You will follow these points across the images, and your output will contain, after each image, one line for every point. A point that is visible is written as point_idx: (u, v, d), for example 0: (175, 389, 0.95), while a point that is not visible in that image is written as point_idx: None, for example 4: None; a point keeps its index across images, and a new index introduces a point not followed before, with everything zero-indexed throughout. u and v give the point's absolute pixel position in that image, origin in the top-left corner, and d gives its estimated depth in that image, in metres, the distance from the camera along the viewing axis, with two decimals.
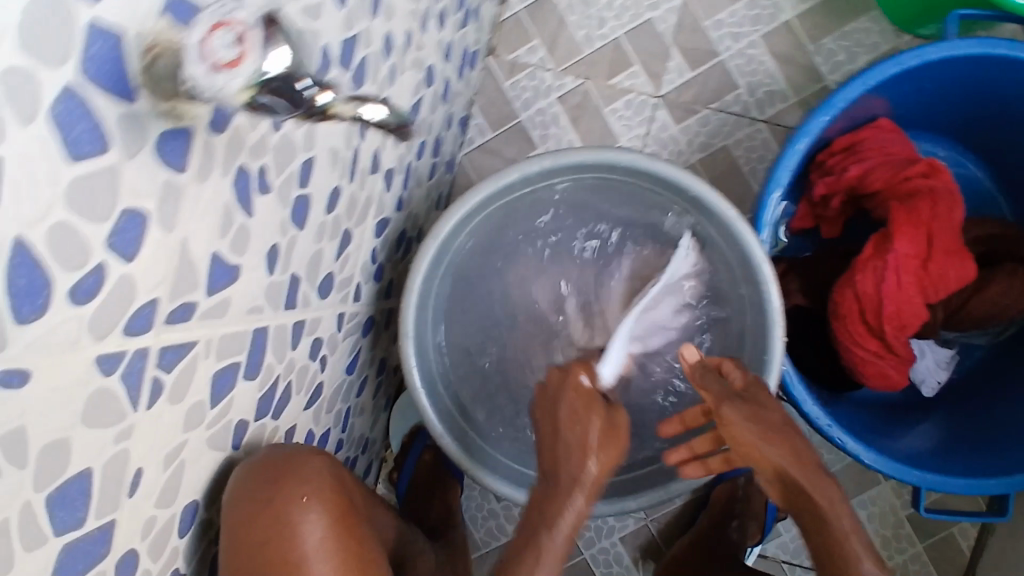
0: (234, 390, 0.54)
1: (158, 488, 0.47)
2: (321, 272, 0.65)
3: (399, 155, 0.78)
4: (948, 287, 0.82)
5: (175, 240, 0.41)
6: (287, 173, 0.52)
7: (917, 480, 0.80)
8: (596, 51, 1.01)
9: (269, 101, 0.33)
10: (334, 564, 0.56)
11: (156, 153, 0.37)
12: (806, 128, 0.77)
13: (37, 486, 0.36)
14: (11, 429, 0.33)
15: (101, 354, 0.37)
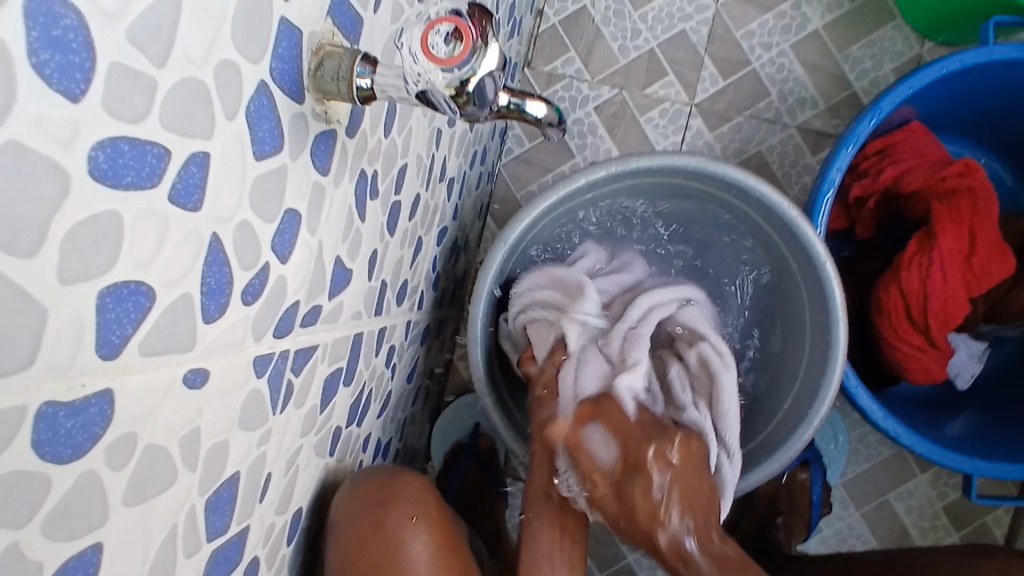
0: (336, 397, 0.54)
1: (279, 494, 0.47)
2: (400, 278, 0.65)
3: (458, 163, 0.78)
4: (990, 282, 0.85)
5: (315, 242, 0.41)
6: (388, 177, 0.53)
7: (968, 468, 0.81)
8: (631, 62, 1.03)
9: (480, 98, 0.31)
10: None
11: (311, 155, 0.38)
12: (856, 131, 0.81)
13: (201, 490, 0.35)
14: (190, 429, 0.33)
15: (257, 353, 0.37)
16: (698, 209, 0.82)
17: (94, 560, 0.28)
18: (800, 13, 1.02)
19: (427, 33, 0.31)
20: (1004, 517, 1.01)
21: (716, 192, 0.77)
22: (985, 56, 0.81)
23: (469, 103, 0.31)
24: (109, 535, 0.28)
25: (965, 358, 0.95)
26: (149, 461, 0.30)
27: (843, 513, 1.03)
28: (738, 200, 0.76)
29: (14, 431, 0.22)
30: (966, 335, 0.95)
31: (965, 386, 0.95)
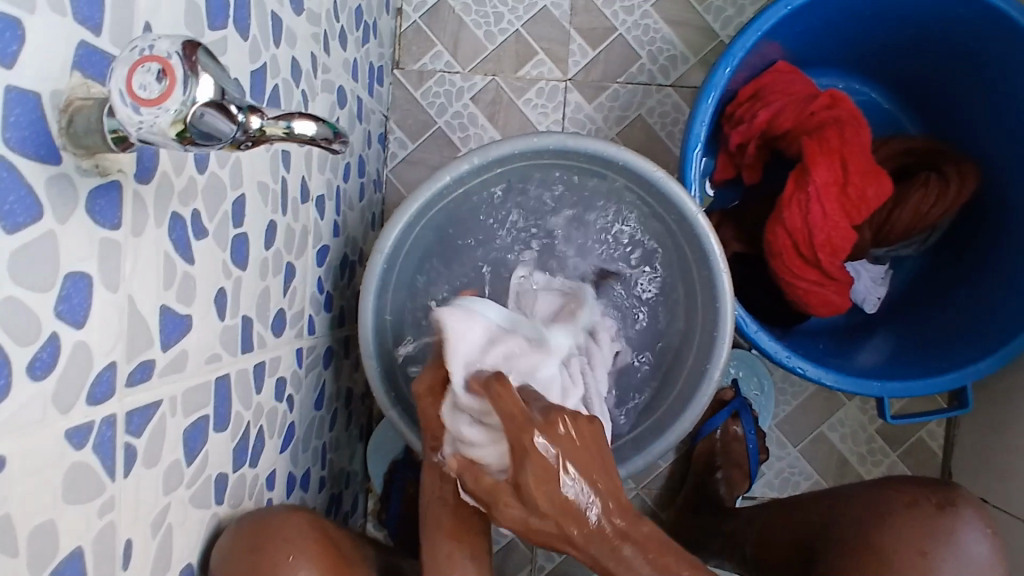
0: (208, 445, 0.52)
1: (151, 557, 0.45)
2: (272, 309, 0.64)
3: (326, 179, 0.77)
4: (870, 207, 0.86)
5: (122, 298, 0.40)
6: (218, 214, 0.51)
7: (878, 391, 0.83)
8: (499, 47, 1.02)
9: (208, 129, 0.30)
10: None
11: (87, 211, 0.36)
12: (713, 81, 0.82)
13: (30, 575, 0.34)
14: None
15: (71, 426, 0.36)
16: (579, 193, 0.82)
17: None
18: None
19: (132, 73, 0.29)
20: (937, 430, 1.05)
21: (588, 167, 0.77)
22: None
23: (193, 140, 0.30)
24: None
25: (869, 283, 0.98)
26: None
27: (782, 453, 1.06)
28: (607, 172, 0.77)
29: None
30: (864, 261, 0.98)
31: (872, 310, 1.00)
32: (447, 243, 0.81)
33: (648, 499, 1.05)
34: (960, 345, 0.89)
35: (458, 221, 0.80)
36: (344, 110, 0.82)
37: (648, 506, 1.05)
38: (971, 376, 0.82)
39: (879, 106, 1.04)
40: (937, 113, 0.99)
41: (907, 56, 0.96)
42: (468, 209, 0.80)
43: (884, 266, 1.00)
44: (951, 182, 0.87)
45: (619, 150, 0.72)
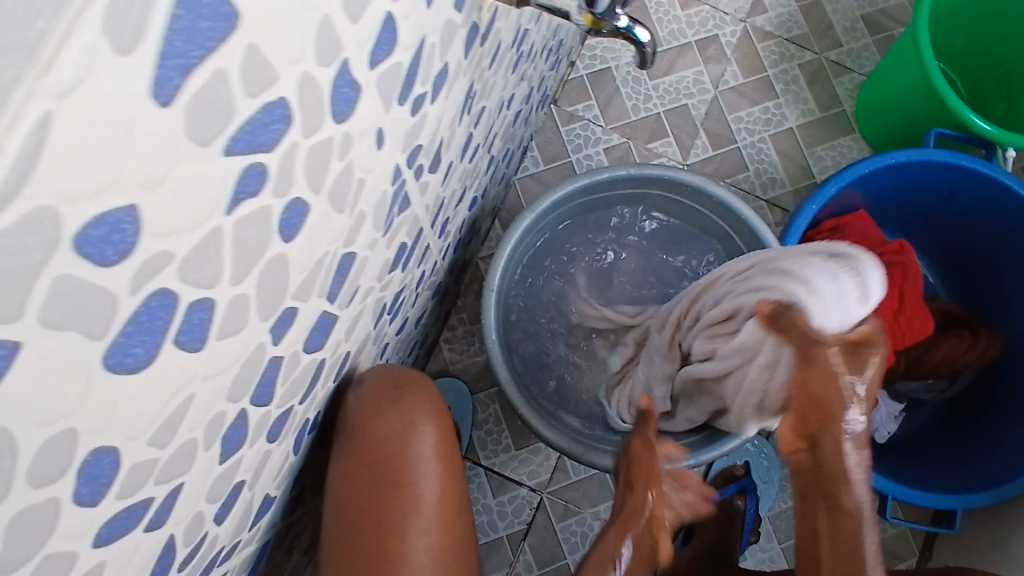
0: (395, 273, 0.63)
1: (350, 318, 0.54)
2: (449, 211, 0.76)
3: (499, 148, 0.92)
4: (913, 338, 1.02)
5: (442, 107, 0.53)
6: (476, 106, 0.65)
7: (883, 488, 0.95)
8: (640, 120, 1.22)
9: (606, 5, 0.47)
10: (438, 482, 0.59)
11: (466, 33, 0.50)
12: (820, 193, 0.99)
13: (345, 243, 0.43)
14: (362, 176, 0.41)
15: (399, 162, 0.48)
16: (686, 246, 0.94)
17: (299, 215, 0.35)
18: (780, 112, 1.24)
19: None
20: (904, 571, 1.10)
21: (711, 217, 0.89)
22: (926, 155, 0.99)
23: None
24: (315, 208, 0.36)
25: (885, 416, 1.09)
26: (346, 175, 0.38)
27: (766, 545, 1.12)
28: (724, 222, 0.88)
29: (333, 60, 0.31)
30: (886, 395, 1.09)
31: (880, 441, 1.10)
32: (585, 246, 0.95)
33: None
34: (955, 480, 1.00)
35: (626, 232, 0.95)
36: (525, 106, 0.99)
37: None
38: (972, 505, 0.93)
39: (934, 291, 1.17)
40: (979, 304, 1.12)
41: (974, 252, 1.10)
42: (626, 222, 0.95)
43: (902, 403, 1.10)
44: (983, 341, 1.05)
45: (754, 218, 0.83)
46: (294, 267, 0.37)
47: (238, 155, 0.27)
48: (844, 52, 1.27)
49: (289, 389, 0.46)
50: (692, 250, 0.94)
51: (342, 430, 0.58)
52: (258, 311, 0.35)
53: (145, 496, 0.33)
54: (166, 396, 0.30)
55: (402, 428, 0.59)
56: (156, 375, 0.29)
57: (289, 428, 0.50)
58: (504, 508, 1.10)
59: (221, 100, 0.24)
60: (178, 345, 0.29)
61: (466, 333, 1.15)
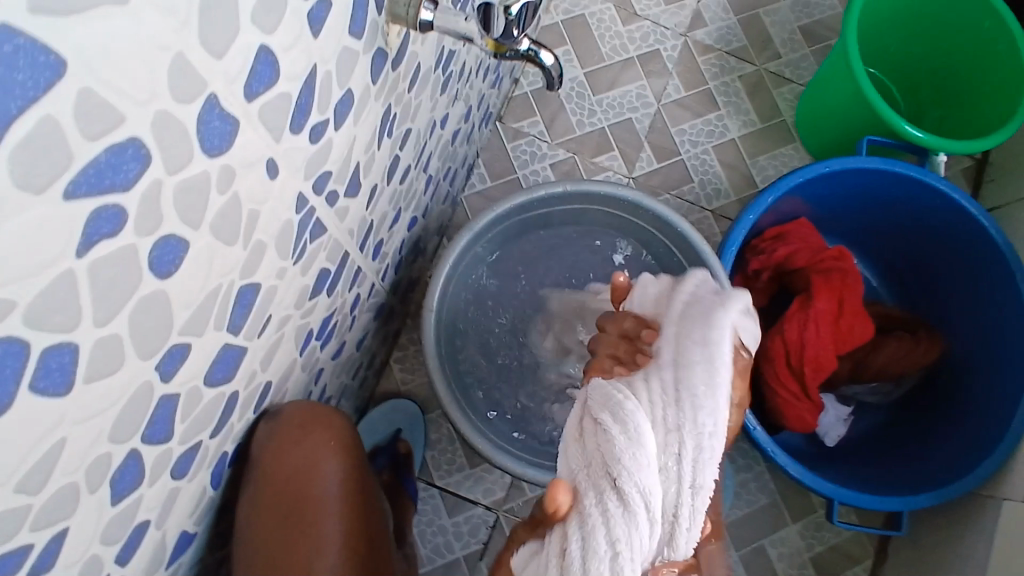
0: (319, 298, 0.62)
1: (265, 347, 0.53)
2: (381, 232, 0.75)
3: (437, 168, 0.92)
4: (854, 341, 1.03)
5: (352, 133, 0.53)
6: (397, 128, 0.65)
7: (832, 493, 0.95)
8: (585, 134, 1.23)
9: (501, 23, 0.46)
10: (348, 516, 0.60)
11: (370, 61, 0.50)
12: (758, 203, 1.00)
13: (242, 274, 0.43)
14: (256, 207, 0.41)
15: (303, 191, 0.47)
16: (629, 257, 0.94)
17: (177, 251, 0.34)
18: (722, 124, 1.26)
19: None
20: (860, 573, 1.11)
21: (650, 230, 0.90)
22: (861, 163, 1.01)
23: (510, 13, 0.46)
24: (196, 243, 0.36)
25: (832, 419, 1.12)
26: (232, 208, 0.38)
27: None
28: (661, 235, 0.89)
29: (195, 97, 0.31)
30: (832, 398, 1.12)
31: (831, 444, 1.12)
32: (527, 264, 0.95)
33: None
34: (901, 481, 1.01)
35: (571, 251, 0.96)
36: (465, 124, 0.99)
37: None
38: (915, 505, 0.94)
39: (876, 292, 1.20)
40: (918, 304, 1.15)
41: (912, 254, 1.13)
42: (569, 240, 0.95)
43: (849, 408, 1.13)
44: (921, 344, 1.06)
45: (693, 232, 0.84)
46: (178, 302, 0.36)
47: (85, 198, 0.26)
48: (783, 63, 1.29)
49: (192, 425, 0.45)
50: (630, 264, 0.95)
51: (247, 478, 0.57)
52: (137, 349, 0.35)
53: (21, 543, 0.32)
54: (30, 444, 0.30)
55: (306, 475, 0.59)
56: (15, 422, 0.28)
57: (200, 462, 0.49)
58: (460, 527, 1.09)
59: (54, 146, 0.24)
60: (35, 391, 0.29)
61: (416, 352, 1.14)
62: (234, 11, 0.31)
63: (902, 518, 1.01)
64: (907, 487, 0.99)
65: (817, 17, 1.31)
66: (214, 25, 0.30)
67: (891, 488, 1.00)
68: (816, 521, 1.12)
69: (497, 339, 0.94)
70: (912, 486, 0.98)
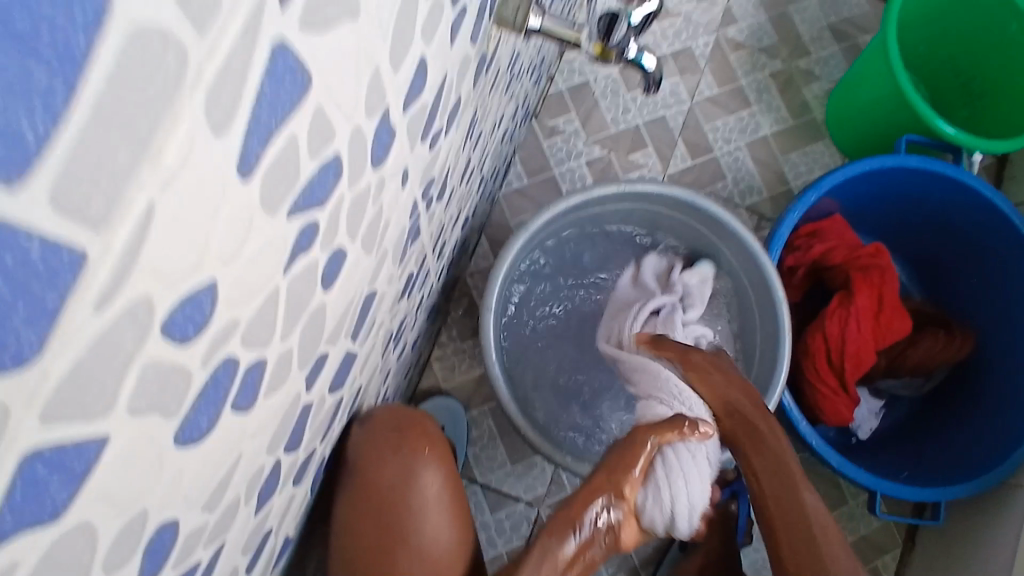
0: (402, 301, 0.62)
1: (365, 353, 0.53)
2: (447, 233, 0.75)
3: (488, 168, 0.92)
4: (892, 336, 1.05)
5: (453, 137, 0.53)
6: (476, 130, 0.65)
7: (874, 485, 0.97)
8: (620, 132, 1.24)
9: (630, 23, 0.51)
10: (447, 520, 0.60)
11: (475, 67, 0.50)
12: (801, 201, 1.01)
13: (369, 282, 0.43)
14: (389, 215, 0.41)
15: (417, 197, 0.47)
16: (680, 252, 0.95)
17: (338, 263, 0.34)
18: (754, 121, 1.27)
19: None
20: (891, 562, 1.13)
21: (700, 227, 0.90)
22: (901, 161, 1.02)
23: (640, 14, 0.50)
24: (350, 254, 0.36)
25: (865, 413, 1.13)
26: (375, 219, 0.38)
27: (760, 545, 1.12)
28: (711, 233, 0.90)
29: (375, 109, 0.30)
30: (866, 392, 1.13)
31: (864, 437, 1.13)
32: (573, 261, 0.96)
33: (634, 554, 1.10)
34: (936, 472, 1.03)
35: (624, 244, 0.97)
36: (512, 123, 0.99)
37: (633, 563, 1.10)
38: (955, 495, 0.96)
39: (905, 287, 1.22)
40: (944, 297, 1.18)
41: (942, 252, 1.15)
42: (623, 234, 0.96)
43: (881, 401, 1.14)
44: (956, 338, 1.08)
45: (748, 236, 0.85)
46: (329, 314, 0.36)
47: (297, 216, 0.26)
48: (813, 60, 1.30)
49: (314, 432, 0.45)
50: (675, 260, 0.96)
51: (345, 484, 0.58)
52: (299, 361, 0.35)
53: (194, 561, 0.32)
54: (223, 462, 0.30)
55: (401, 481, 0.59)
56: (216, 441, 0.28)
57: (310, 467, 0.49)
58: (503, 523, 1.10)
59: (289, 165, 0.24)
60: (234, 408, 0.29)
61: (456, 350, 1.14)
62: (413, 22, 0.31)
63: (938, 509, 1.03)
64: (943, 477, 1.01)
65: (846, 15, 1.32)
66: (400, 36, 0.30)
67: (928, 479, 1.02)
68: (849, 511, 1.14)
69: (553, 332, 0.95)
70: (949, 477, 1.00)
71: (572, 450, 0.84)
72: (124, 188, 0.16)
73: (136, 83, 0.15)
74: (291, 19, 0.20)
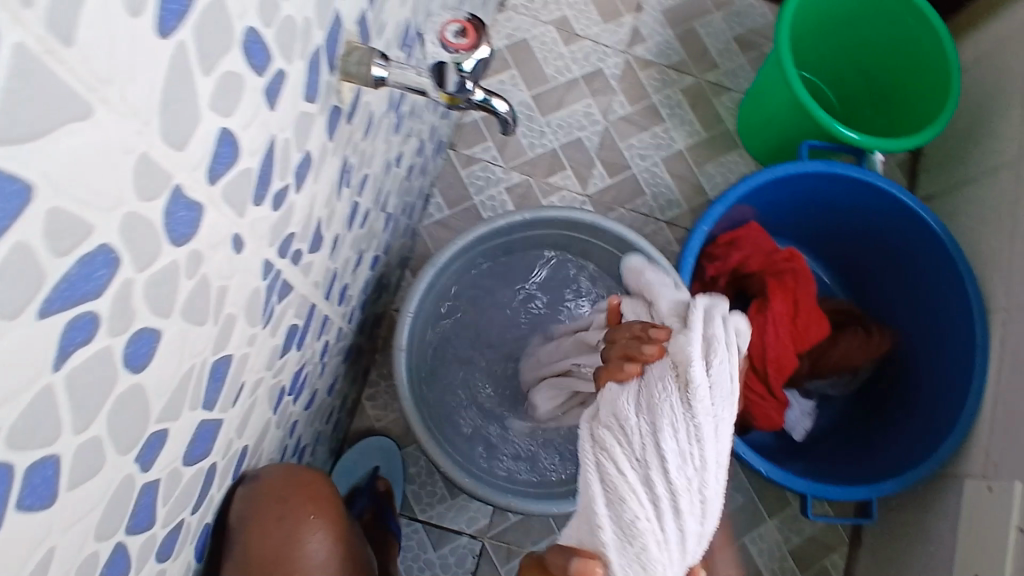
0: (289, 354, 0.61)
1: (240, 416, 0.52)
2: (344, 278, 0.75)
3: (394, 206, 0.92)
4: (812, 340, 1.07)
5: (312, 191, 0.52)
6: (355, 176, 0.65)
7: (804, 488, 0.98)
8: (537, 156, 1.25)
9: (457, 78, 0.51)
10: None
11: (325, 121, 0.50)
12: (709, 214, 1.03)
13: (215, 349, 0.42)
14: (225, 283, 0.40)
15: (269, 257, 0.47)
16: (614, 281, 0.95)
17: (151, 342, 0.34)
18: (669, 136, 1.30)
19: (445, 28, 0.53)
20: (838, 561, 1.14)
21: (609, 249, 0.91)
22: (803, 168, 1.05)
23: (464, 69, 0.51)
24: (167, 331, 0.35)
25: (798, 414, 1.14)
26: (201, 291, 0.38)
27: None
28: (620, 254, 0.91)
29: (160, 192, 0.31)
30: (797, 394, 1.15)
31: (799, 439, 1.14)
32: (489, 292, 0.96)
33: None
34: (867, 470, 1.05)
35: (564, 275, 0.97)
36: (419, 158, 1.00)
37: None
38: (883, 492, 0.97)
39: (829, 288, 1.24)
40: (865, 294, 1.20)
41: (861, 254, 1.18)
42: (555, 261, 0.97)
43: (813, 401, 1.16)
44: (875, 335, 1.11)
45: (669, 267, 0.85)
46: (151, 393, 0.35)
47: (59, 312, 0.26)
48: (721, 73, 1.34)
49: (175, 505, 0.44)
50: (591, 282, 0.96)
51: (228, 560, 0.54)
52: (117, 444, 0.34)
53: None
54: (20, 563, 0.29)
55: (286, 552, 0.56)
56: (2, 544, 0.27)
57: (184, 539, 0.48)
58: (447, 560, 1.08)
59: (27, 268, 0.24)
60: (23, 509, 0.28)
61: (387, 387, 1.13)
62: (193, 101, 0.31)
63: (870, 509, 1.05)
64: (873, 474, 1.03)
65: (750, 27, 1.36)
66: (175, 117, 0.30)
67: (860, 478, 1.04)
68: (791, 514, 1.15)
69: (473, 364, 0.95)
70: (878, 474, 1.02)
71: (496, 483, 0.84)
72: None
73: None
74: None
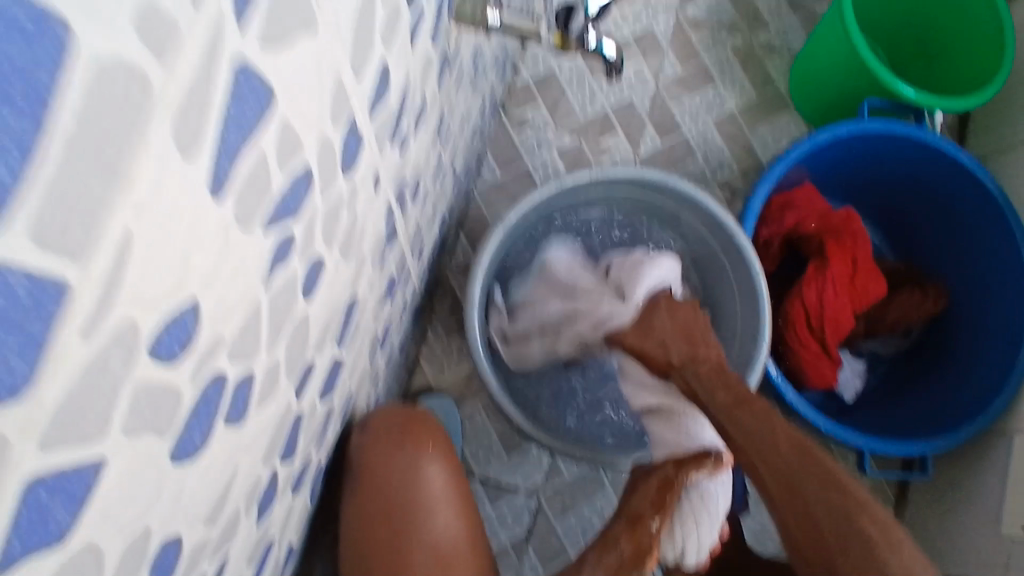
0: (385, 304, 0.63)
1: (351, 359, 0.53)
2: (424, 234, 0.76)
3: (460, 166, 0.93)
4: (868, 299, 1.07)
5: (421, 139, 0.53)
6: (444, 129, 0.66)
7: (863, 445, 0.99)
8: (588, 118, 1.25)
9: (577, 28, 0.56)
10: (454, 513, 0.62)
11: (438, 67, 0.50)
12: (769, 174, 1.03)
13: (349, 288, 0.43)
14: (364, 222, 0.41)
15: (391, 201, 0.48)
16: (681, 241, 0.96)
17: (317, 271, 0.35)
18: (720, 97, 1.29)
19: None
20: None
21: (675, 207, 0.92)
22: (864, 127, 1.04)
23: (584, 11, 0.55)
24: (328, 263, 0.36)
25: (850, 374, 1.14)
26: (350, 227, 0.38)
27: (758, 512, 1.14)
28: (686, 212, 0.91)
29: (341, 118, 0.31)
30: (849, 354, 1.15)
31: (849, 399, 1.15)
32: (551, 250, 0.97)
33: None
34: (922, 429, 1.06)
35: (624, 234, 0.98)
36: (480, 118, 1.00)
37: None
38: (938, 448, 0.98)
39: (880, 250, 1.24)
40: (920, 256, 1.20)
41: (914, 214, 1.17)
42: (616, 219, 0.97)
43: (863, 361, 1.17)
44: (931, 295, 1.10)
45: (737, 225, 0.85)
46: (311, 324, 0.37)
47: (272, 229, 0.27)
48: (772, 33, 1.32)
49: (308, 440, 0.46)
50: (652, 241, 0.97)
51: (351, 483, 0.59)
52: (286, 372, 0.35)
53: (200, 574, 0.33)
54: (218, 477, 0.30)
55: (406, 483, 0.60)
56: (211, 456, 0.29)
57: (308, 475, 0.50)
58: (504, 515, 1.11)
59: (260, 182, 0.24)
60: (227, 422, 0.29)
61: (444, 347, 1.15)
62: (371, 31, 0.31)
63: (926, 466, 1.06)
64: (928, 433, 1.04)
65: None
66: (360, 43, 0.30)
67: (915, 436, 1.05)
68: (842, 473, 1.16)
69: None
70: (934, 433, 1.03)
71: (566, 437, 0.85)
72: (101, 214, 0.17)
73: (107, 113, 0.16)
74: (249, 34, 0.21)
